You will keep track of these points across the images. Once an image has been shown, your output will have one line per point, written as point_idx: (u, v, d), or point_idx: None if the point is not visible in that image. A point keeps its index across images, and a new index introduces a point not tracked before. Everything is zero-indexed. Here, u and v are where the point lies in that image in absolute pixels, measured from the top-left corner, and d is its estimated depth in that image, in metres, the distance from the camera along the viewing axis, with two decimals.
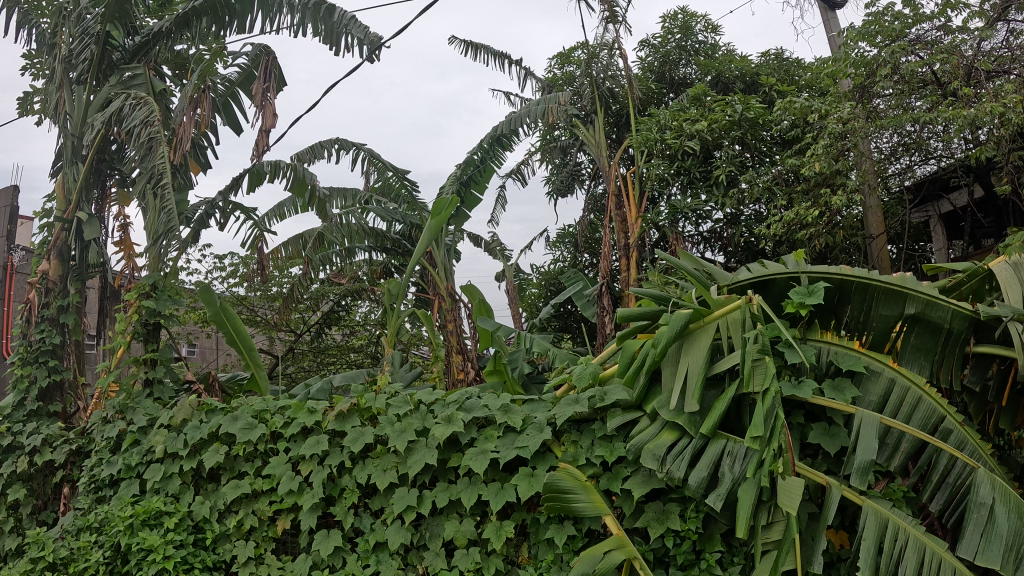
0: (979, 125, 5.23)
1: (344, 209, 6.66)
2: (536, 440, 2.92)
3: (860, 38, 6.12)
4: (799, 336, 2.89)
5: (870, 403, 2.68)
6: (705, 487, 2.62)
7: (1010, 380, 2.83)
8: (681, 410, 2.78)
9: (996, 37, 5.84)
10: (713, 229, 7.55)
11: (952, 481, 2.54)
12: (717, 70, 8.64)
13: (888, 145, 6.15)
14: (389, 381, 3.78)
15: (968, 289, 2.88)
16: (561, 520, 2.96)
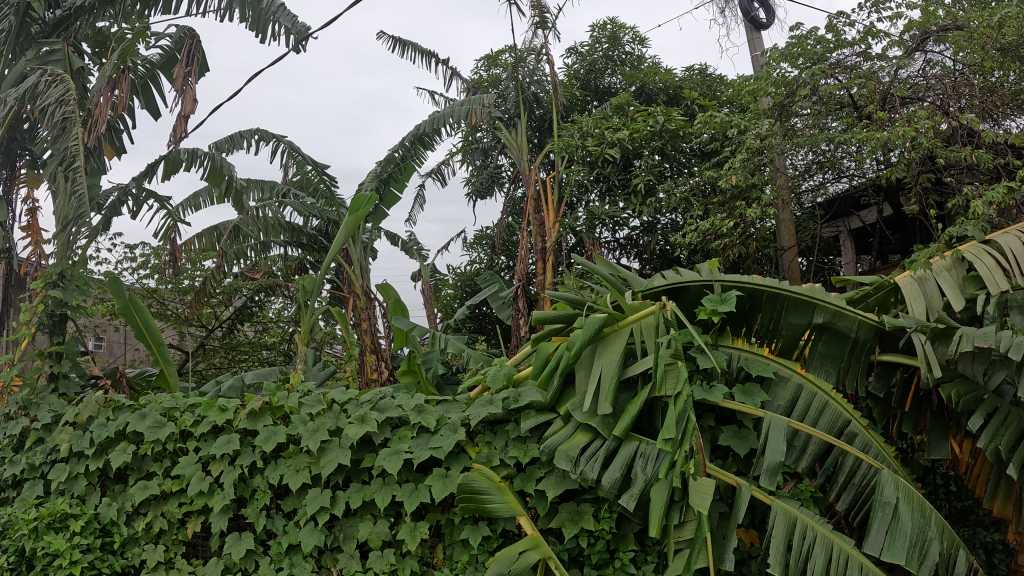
0: (891, 147, 5.54)
1: (261, 201, 6.48)
2: (450, 441, 2.90)
3: (783, 59, 6.38)
4: (711, 342, 2.98)
5: (779, 408, 2.79)
6: (617, 488, 2.68)
7: (911, 387, 3.02)
8: (595, 412, 2.82)
9: (914, 66, 6.12)
10: (629, 236, 7.75)
11: (857, 481, 2.68)
12: (641, 81, 8.86)
13: (803, 162, 6.44)
14: (302, 379, 3.68)
15: (874, 301, 3.06)
16: (475, 521, 2.96)
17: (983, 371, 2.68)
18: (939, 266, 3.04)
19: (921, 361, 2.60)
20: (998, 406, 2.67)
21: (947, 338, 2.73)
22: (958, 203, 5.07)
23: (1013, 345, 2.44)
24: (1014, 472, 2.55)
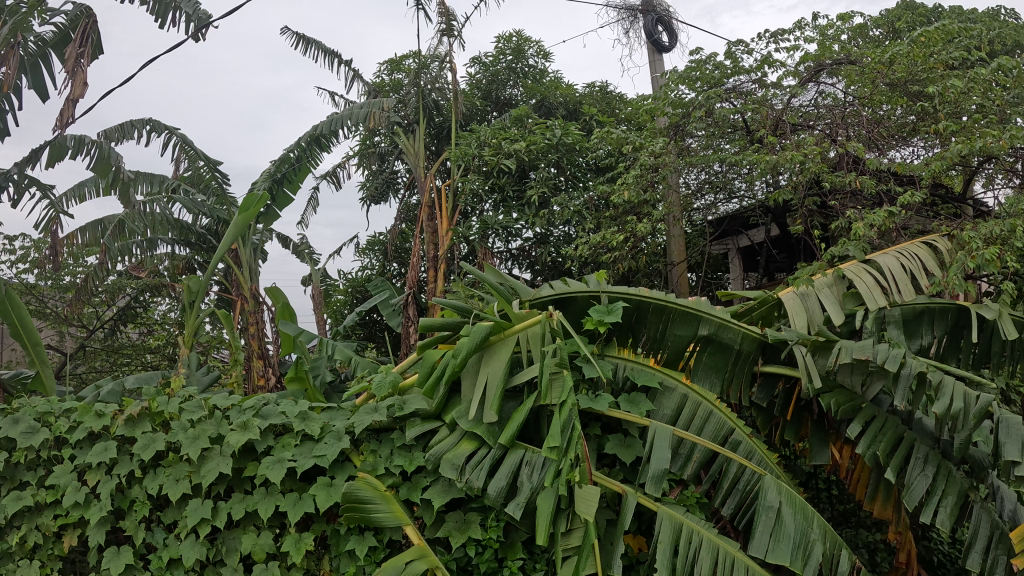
0: (780, 169, 5.75)
1: (149, 196, 6.20)
2: (334, 449, 2.82)
3: (680, 80, 6.56)
4: (600, 352, 3.02)
5: (665, 416, 2.89)
6: (504, 496, 2.64)
7: (794, 397, 3.13)
8: (480, 420, 2.78)
9: (805, 96, 6.33)
10: (522, 248, 7.84)
11: (741, 487, 2.77)
12: (542, 94, 8.99)
13: (697, 181, 6.71)
14: (184, 384, 3.52)
15: (757, 314, 3.20)
16: (360, 531, 2.89)
17: (862, 381, 2.79)
18: (820, 283, 3.23)
19: (802, 373, 2.71)
20: (876, 414, 2.80)
21: (827, 351, 2.83)
22: (837, 226, 5.34)
23: (886, 357, 2.54)
24: (891, 476, 2.64)
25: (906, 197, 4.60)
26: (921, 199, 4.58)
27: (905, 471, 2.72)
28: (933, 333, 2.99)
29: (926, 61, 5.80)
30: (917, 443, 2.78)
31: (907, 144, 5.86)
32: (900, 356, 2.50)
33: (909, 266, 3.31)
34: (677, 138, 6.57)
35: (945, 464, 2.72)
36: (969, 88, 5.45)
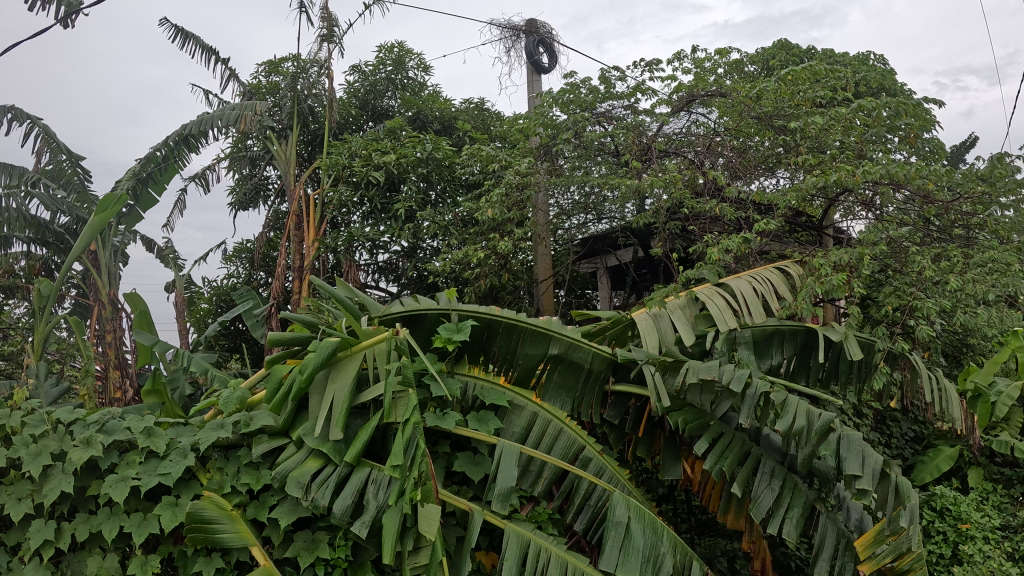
0: (651, 192, 5.71)
1: (3, 190, 5.81)
2: (179, 466, 2.68)
3: (552, 103, 6.39)
4: (449, 369, 3.01)
5: (513, 434, 2.85)
6: (349, 515, 2.56)
7: (644, 414, 3.20)
8: (326, 438, 2.71)
9: (678, 122, 6.27)
10: (389, 260, 7.73)
11: (593, 503, 2.75)
12: (418, 108, 8.94)
13: (572, 202, 6.73)
14: (25, 399, 3.30)
15: (611, 334, 3.23)
16: (209, 552, 2.70)
17: (710, 400, 2.89)
18: (672, 305, 3.37)
19: (652, 391, 2.73)
20: (723, 431, 2.86)
21: (675, 369, 2.87)
22: (698, 250, 5.36)
23: (731, 377, 2.59)
24: (736, 490, 2.70)
25: (760, 224, 4.62)
26: (772, 227, 4.62)
27: (753, 484, 2.78)
28: (783, 354, 3.27)
29: (791, 97, 5.81)
30: (763, 458, 2.86)
31: (771, 175, 5.82)
32: (744, 375, 2.55)
33: (760, 289, 3.66)
34: (546, 161, 6.51)
35: (791, 478, 2.78)
36: (832, 125, 5.37)
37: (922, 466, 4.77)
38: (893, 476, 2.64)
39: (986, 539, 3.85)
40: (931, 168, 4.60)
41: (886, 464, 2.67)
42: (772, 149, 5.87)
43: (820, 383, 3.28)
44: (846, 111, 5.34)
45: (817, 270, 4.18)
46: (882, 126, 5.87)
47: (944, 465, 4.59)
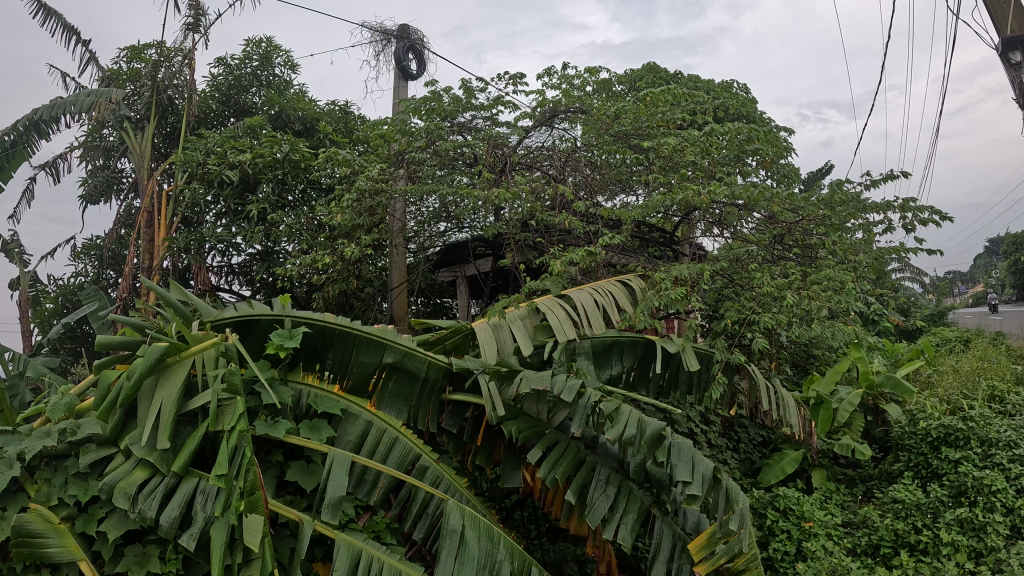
0: (502, 205, 5.93)
1: None
2: (4, 476, 2.52)
3: (410, 111, 6.36)
4: (282, 377, 3.04)
5: (348, 443, 2.94)
6: (177, 526, 2.55)
7: (482, 424, 3.34)
8: (154, 448, 2.67)
9: (538, 137, 6.62)
10: (242, 263, 8.08)
11: (430, 512, 2.90)
12: (280, 106, 9.01)
13: (431, 210, 6.71)
14: None
15: (450, 344, 3.40)
16: (35, 569, 2.59)
17: (547, 409, 3.06)
18: (510, 316, 3.64)
19: (486, 401, 2.90)
20: (559, 439, 3.07)
21: (508, 379, 3.18)
22: (543, 261, 5.54)
23: (563, 388, 2.82)
24: (570, 496, 2.89)
25: (602, 240, 4.88)
26: (616, 243, 4.97)
27: (588, 493, 2.98)
28: (622, 364, 3.61)
29: (650, 117, 6.16)
30: (598, 465, 3.09)
31: (628, 192, 6.26)
32: (574, 386, 2.80)
33: (602, 300, 4.07)
34: (404, 169, 6.48)
35: (624, 485, 3.04)
36: (683, 147, 5.82)
37: (769, 469, 5.07)
38: (725, 482, 2.86)
39: (827, 534, 4.14)
40: (776, 191, 5.23)
41: (716, 470, 2.91)
42: (625, 164, 6.31)
43: (660, 392, 3.63)
44: (699, 135, 5.88)
45: (659, 283, 4.55)
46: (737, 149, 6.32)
47: (788, 467, 4.96)
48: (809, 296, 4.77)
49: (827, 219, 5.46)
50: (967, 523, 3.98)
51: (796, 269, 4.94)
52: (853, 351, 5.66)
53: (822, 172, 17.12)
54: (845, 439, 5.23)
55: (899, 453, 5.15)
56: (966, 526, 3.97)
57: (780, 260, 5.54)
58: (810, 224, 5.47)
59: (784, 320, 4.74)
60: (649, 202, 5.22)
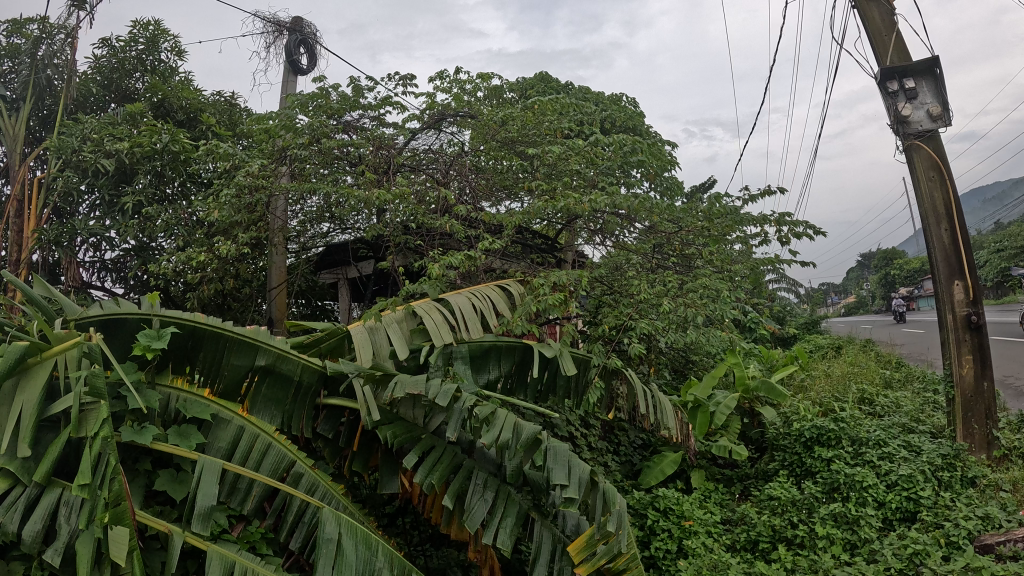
0: (383, 208, 6.24)
1: None
2: None
3: (298, 106, 6.76)
4: (150, 380, 3.05)
5: (219, 450, 2.97)
6: (40, 541, 2.39)
7: (358, 428, 3.46)
8: (15, 455, 2.50)
9: (426, 141, 7.14)
10: (116, 260, 7.87)
11: (306, 520, 2.91)
12: (163, 94, 8.73)
13: (313, 210, 7.16)
14: None
15: (326, 346, 3.73)
16: None
17: (423, 414, 3.37)
18: (386, 320, 3.88)
19: (362, 407, 3.13)
20: (434, 444, 3.31)
21: (383, 382, 3.29)
22: (422, 264, 5.81)
23: (437, 392, 3.12)
24: (446, 500, 3.12)
25: (482, 244, 5.21)
26: (495, 246, 5.32)
27: (467, 498, 3.23)
28: (499, 369, 3.87)
29: (537, 125, 6.70)
30: (475, 471, 3.33)
31: (513, 198, 6.62)
32: (449, 390, 3.11)
33: (479, 306, 4.25)
34: (287, 165, 6.78)
35: (502, 489, 3.31)
36: (568, 156, 6.28)
37: (648, 471, 5.12)
38: (601, 485, 3.14)
39: (707, 532, 4.29)
40: (654, 202, 5.62)
41: (594, 474, 3.20)
42: (511, 171, 6.57)
43: (538, 396, 3.94)
44: (583, 146, 6.39)
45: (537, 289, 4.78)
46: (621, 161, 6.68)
47: (667, 468, 5.06)
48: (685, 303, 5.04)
49: (705, 231, 5.79)
50: (840, 518, 4.22)
51: (673, 278, 5.26)
52: (730, 357, 5.91)
53: (704, 186, 17.95)
54: (722, 440, 5.40)
55: (775, 453, 5.43)
56: (839, 521, 4.19)
57: (658, 268, 5.92)
58: (689, 235, 5.88)
59: (660, 327, 5.07)
60: (532, 208, 5.50)
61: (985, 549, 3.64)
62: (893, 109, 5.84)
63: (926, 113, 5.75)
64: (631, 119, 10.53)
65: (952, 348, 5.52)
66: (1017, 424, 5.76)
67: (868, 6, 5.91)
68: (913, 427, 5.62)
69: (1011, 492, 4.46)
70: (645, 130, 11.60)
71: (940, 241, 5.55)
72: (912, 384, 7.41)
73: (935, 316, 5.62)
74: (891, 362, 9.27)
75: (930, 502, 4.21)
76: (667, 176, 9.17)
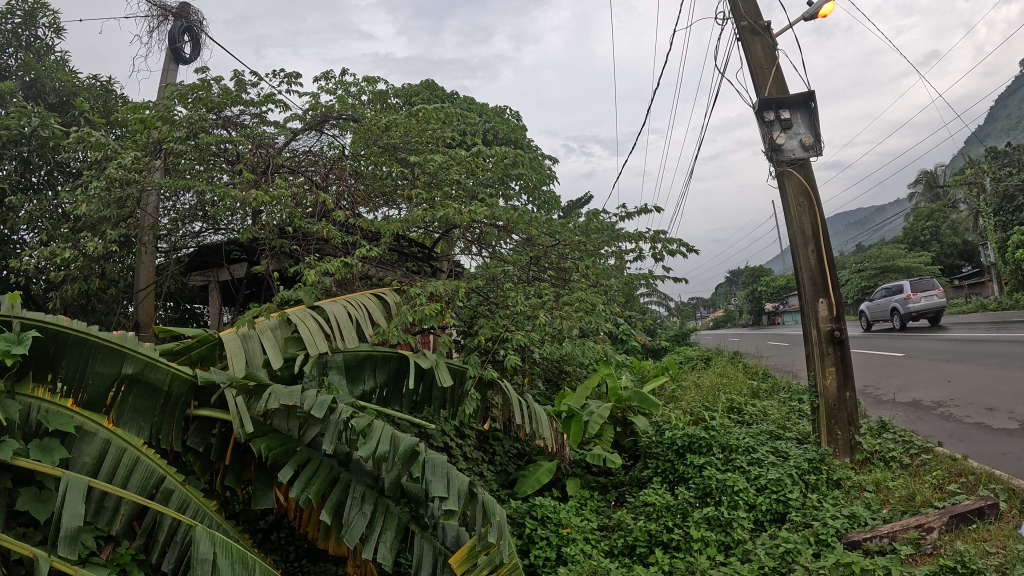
0: (259, 208, 6.22)
1: None
2: None
3: (178, 97, 6.66)
4: (8, 388, 2.85)
5: (84, 465, 2.81)
6: None
7: (230, 441, 3.38)
8: None
9: (305, 142, 7.29)
10: None
11: (179, 539, 2.81)
12: (34, 72, 8.30)
13: (186, 207, 7.03)
14: None
15: (197, 354, 3.58)
16: None
17: (298, 426, 3.26)
18: (260, 326, 3.83)
19: (235, 417, 3.04)
20: (311, 457, 3.26)
21: (257, 393, 3.22)
22: (298, 270, 5.85)
23: (314, 403, 3.09)
24: (324, 514, 3.09)
25: (359, 252, 5.30)
26: (371, 253, 5.44)
27: (346, 512, 3.19)
28: (374, 380, 3.90)
29: (420, 133, 6.83)
30: (353, 484, 3.31)
31: (392, 205, 6.78)
32: (325, 401, 3.08)
33: (353, 313, 4.30)
34: (162, 159, 6.63)
35: (380, 502, 3.29)
36: (448, 166, 6.34)
37: (525, 480, 5.15)
38: (480, 496, 3.20)
39: (584, 539, 4.38)
40: (530, 216, 5.96)
41: (473, 485, 3.25)
42: (391, 177, 6.76)
43: (413, 407, 3.96)
44: (465, 156, 6.47)
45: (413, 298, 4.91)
46: (498, 173, 6.93)
47: (543, 477, 5.09)
48: (561, 315, 5.35)
49: (581, 245, 6.30)
50: (714, 521, 4.40)
51: (550, 292, 5.53)
52: (602, 368, 6.11)
53: (582, 202, 18.50)
54: (597, 449, 5.59)
55: (648, 461, 5.63)
56: (713, 524, 4.37)
57: (536, 280, 6.13)
58: (565, 249, 6.27)
59: (535, 338, 5.25)
60: (411, 217, 5.53)
61: (852, 545, 3.91)
62: (769, 137, 6.19)
63: (800, 142, 6.14)
64: (513, 133, 10.96)
65: (817, 361, 5.89)
66: (876, 429, 6.20)
67: (750, 40, 6.32)
68: (780, 434, 5.96)
69: (871, 492, 4.79)
70: (526, 143, 11.96)
71: (806, 261, 5.92)
72: (777, 393, 7.88)
73: (801, 331, 5.98)
74: (757, 373, 9.83)
75: (797, 503, 4.46)
76: (546, 190, 9.48)
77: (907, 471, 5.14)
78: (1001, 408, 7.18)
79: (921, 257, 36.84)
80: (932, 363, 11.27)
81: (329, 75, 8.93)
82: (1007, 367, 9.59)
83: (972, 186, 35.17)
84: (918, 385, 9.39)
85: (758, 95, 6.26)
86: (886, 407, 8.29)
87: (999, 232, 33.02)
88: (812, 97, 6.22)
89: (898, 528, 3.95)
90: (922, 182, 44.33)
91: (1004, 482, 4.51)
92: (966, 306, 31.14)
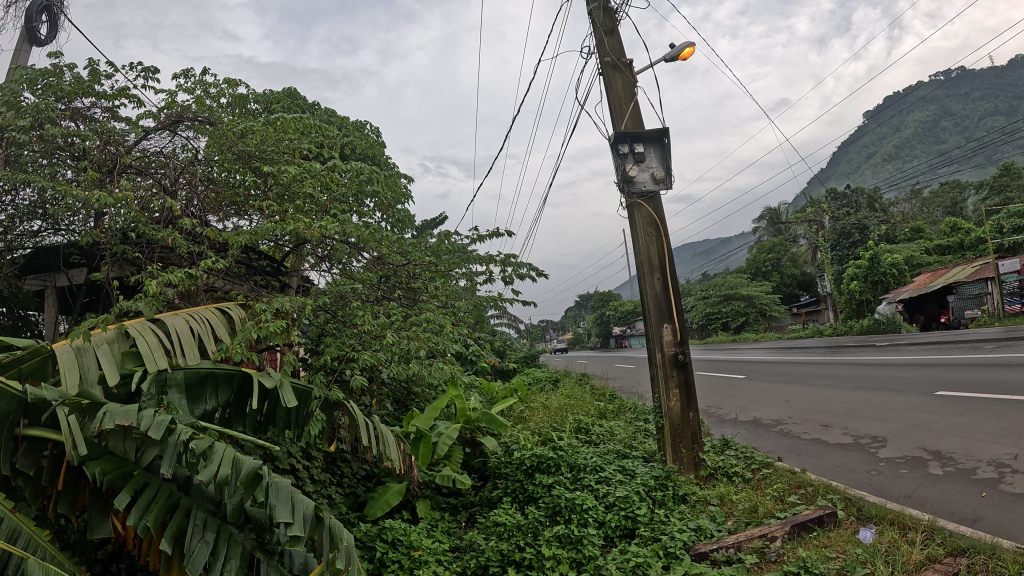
0: (101, 209, 5.77)
1: None
2: None
3: (26, 81, 6.55)
4: None
5: None
6: None
7: (63, 463, 3.08)
8: None
9: (160, 142, 7.01)
10: None
11: (9, 572, 2.57)
12: None
13: (26, 203, 6.63)
14: None
15: (27, 367, 3.27)
16: None
17: (134, 448, 3.07)
18: (96, 338, 3.58)
19: (67, 438, 2.79)
20: (148, 481, 3.05)
21: (91, 412, 2.96)
22: (139, 279, 5.52)
23: (151, 424, 2.91)
24: (162, 543, 2.89)
25: (205, 263, 5.09)
26: (219, 264, 5.26)
27: (187, 539, 3.01)
28: (215, 399, 3.72)
29: (276, 143, 6.63)
30: (193, 509, 3.13)
31: (242, 215, 6.55)
32: (164, 422, 2.91)
33: (197, 328, 4.15)
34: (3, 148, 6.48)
35: (223, 529, 3.14)
36: (303, 178, 6.18)
37: (373, 502, 5.05)
38: (327, 521, 3.17)
39: (436, 561, 4.33)
40: (382, 234, 5.91)
41: (319, 510, 3.21)
42: (243, 187, 6.54)
43: (256, 427, 3.81)
44: (320, 169, 6.34)
45: (259, 314, 4.74)
46: (351, 188, 6.87)
47: (393, 498, 5.02)
48: (408, 336, 5.40)
49: (432, 266, 6.46)
50: (564, 538, 4.48)
51: (397, 312, 5.57)
52: (451, 389, 6.12)
53: (435, 222, 18.60)
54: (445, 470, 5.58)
55: (497, 481, 5.69)
56: (563, 542, 4.45)
57: (383, 298, 6.19)
58: (415, 268, 6.38)
59: (381, 358, 5.26)
60: (260, 228, 5.36)
61: (700, 556, 4.07)
62: (622, 168, 6.48)
63: (650, 175, 6.44)
64: (371, 149, 10.92)
65: (662, 384, 6.15)
66: (719, 446, 6.57)
67: (612, 75, 6.62)
68: (628, 453, 6.21)
69: (717, 505, 5.08)
70: (384, 160, 11.93)
71: (652, 288, 6.21)
72: (624, 414, 8.18)
73: (647, 355, 6.26)
74: (606, 394, 10.14)
75: (645, 519, 4.66)
76: (400, 209, 9.45)
77: (749, 485, 5.48)
78: (833, 426, 7.79)
79: (762, 285, 39.52)
80: (770, 385, 12.05)
81: (190, 73, 8.59)
82: (834, 389, 10.43)
83: (812, 223, 38.34)
84: (757, 405, 10.03)
85: (615, 128, 6.57)
86: (728, 427, 8.78)
87: (830, 264, 36.03)
88: (664, 134, 6.60)
89: (743, 538, 4.18)
90: (763, 217, 47.71)
91: (840, 492, 4.93)
92: (802, 331, 33.66)
